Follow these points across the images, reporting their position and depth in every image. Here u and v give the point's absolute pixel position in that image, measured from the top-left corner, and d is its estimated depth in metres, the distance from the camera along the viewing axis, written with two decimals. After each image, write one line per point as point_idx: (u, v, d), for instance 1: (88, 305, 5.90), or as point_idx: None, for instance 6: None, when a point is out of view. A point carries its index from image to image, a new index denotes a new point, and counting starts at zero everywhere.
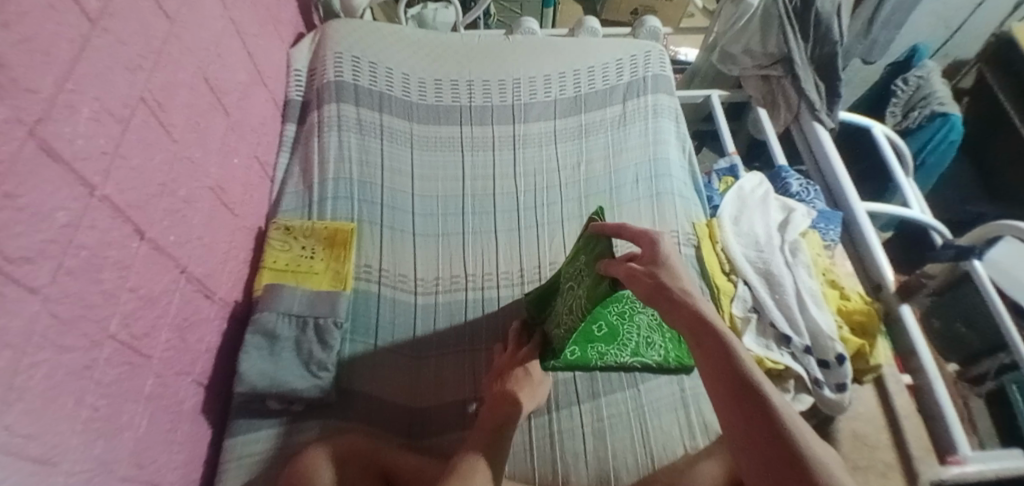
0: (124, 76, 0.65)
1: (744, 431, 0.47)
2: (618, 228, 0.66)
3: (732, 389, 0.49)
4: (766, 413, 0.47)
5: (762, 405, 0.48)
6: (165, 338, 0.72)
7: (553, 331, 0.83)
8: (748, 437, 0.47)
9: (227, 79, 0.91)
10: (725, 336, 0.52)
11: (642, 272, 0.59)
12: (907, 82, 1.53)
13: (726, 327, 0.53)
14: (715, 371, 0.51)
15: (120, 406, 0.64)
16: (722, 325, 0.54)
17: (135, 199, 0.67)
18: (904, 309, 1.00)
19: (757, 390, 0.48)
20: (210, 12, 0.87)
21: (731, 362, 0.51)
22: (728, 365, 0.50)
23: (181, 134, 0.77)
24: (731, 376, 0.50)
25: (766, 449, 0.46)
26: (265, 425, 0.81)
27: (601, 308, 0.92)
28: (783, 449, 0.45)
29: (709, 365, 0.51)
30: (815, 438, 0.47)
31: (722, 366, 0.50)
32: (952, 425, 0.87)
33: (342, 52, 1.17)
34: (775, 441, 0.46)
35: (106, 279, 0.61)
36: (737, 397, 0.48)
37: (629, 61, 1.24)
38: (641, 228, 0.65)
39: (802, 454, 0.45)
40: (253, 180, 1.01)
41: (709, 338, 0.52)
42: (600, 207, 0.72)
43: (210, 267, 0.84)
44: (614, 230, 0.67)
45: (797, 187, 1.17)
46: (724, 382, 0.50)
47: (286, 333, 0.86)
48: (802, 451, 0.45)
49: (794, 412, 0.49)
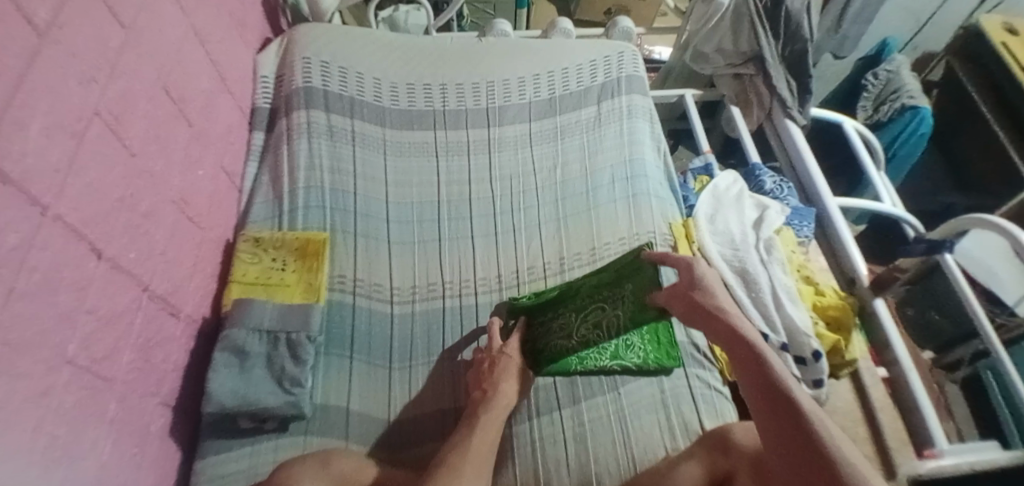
0: (77, 88, 0.62)
1: (783, 436, 0.56)
2: (657, 258, 0.77)
3: (765, 390, 0.60)
4: (791, 407, 0.57)
5: (793, 405, 0.57)
6: (128, 359, 0.69)
7: (557, 339, 0.91)
8: (787, 441, 0.55)
9: (189, 88, 0.89)
10: (756, 346, 0.65)
11: (689, 295, 0.74)
12: (877, 76, 1.55)
13: (755, 339, 0.67)
14: (754, 387, 0.62)
15: (80, 431, 0.61)
16: (753, 338, 0.67)
17: (90, 217, 0.64)
18: (877, 303, 1.01)
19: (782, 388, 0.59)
20: (170, 19, 0.84)
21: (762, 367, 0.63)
22: (758, 367, 0.63)
23: (141, 147, 0.74)
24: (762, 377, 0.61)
25: (800, 450, 0.54)
26: (236, 445, 0.79)
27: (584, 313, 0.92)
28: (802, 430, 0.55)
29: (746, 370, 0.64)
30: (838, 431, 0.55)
31: (760, 380, 0.61)
32: (929, 419, 0.88)
33: (311, 57, 1.15)
34: (795, 428, 0.55)
35: (61, 302, 0.59)
36: (775, 407, 0.58)
37: (604, 62, 1.24)
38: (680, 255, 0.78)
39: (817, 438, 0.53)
40: (221, 192, 0.98)
41: (742, 348, 0.66)
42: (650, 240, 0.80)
43: (176, 283, 0.81)
44: (657, 258, 0.77)
45: (770, 184, 1.18)
46: (756, 380, 0.62)
47: (258, 349, 0.84)
48: (828, 444, 0.53)
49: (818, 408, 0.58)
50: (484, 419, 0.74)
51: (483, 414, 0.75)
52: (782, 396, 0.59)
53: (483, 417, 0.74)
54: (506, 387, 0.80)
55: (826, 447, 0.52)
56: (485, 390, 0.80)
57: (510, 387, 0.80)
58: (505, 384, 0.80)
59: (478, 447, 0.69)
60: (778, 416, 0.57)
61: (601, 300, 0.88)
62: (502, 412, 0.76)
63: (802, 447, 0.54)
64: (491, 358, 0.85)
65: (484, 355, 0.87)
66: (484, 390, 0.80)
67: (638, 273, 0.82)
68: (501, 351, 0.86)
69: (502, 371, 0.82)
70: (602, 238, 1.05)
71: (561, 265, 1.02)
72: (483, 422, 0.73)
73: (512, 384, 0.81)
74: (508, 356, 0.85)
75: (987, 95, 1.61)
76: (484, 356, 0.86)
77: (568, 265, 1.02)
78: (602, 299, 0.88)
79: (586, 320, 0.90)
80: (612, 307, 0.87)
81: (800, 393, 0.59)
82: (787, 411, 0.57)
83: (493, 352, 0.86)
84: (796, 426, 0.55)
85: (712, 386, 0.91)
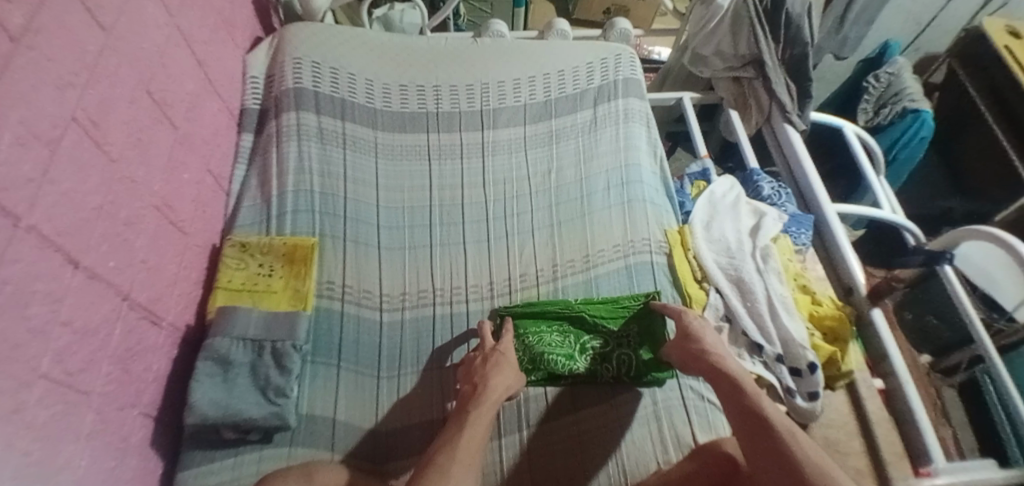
0: (52, 94, 0.61)
1: (757, 451, 0.63)
2: (659, 308, 0.90)
3: (744, 419, 0.67)
4: (766, 430, 0.64)
5: (767, 427, 0.64)
6: (106, 371, 0.68)
7: (546, 355, 0.90)
8: (762, 454, 0.62)
9: (173, 91, 0.87)
10: (737, 381, 0.72)
11: (681, 341, 0.84)
12: (878, 78, 1.52)
13: (738, 374, 0.74)
14: (733, 409, 0.69)
15: (56, 447, 0.60)
16: (736, 374, 0.74)
17: (66, 227, 0.62)
18: (876, 313, 0.99)
19: (757, 413, 0.66)
20: (153, 20, 0.82)
21: (740, 399, 0.70)
22: (737, 399, 0.70)
23: (120, 153, 0.72)
24: (740, 408, 0.68)
25: (772, 459, 0.61)
26: (218, 456, 0.78)
27: (580, 335, 0.94)
28: (776, 447, 0.61)
29: (727, 402, 0.71)
30: (810, 444, 0.61)
31: (736, 404, 0.69)
32: (925, 430, 0.86)
33: (301, 58, 1.12)
34: (771, 446, 0.62)
35: (34, 315, 0.57)
36: (749, 425, 0.66)
37: (600, 64, 1.21)
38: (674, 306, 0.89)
39: (788, 453, 0.60)
40: (206, 195, 0.96)
41: (725, 384, 0.73)
42: (656, 291, 0.96)
43: (158, 291, 0.79)
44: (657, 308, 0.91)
45: (768, 190, 1.17)
46: (735, 409, 0.69)
47: (242, 358, 0.83)
48: (799, 457, 0.59)
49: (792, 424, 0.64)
50: (474, 410, 0.73)
51: (472, 407, 0.74)
52: (755, 417, 0.66)
53: (474, 408, 0.74)
54: (496, 381, 0.78)
55: (798, 460, 0.59)
56: (476, 385, 0.79)
57: (501, 381, 0.79)
58: (498, 378, 0.79)
59: (467, 446, 0.67)
60: (753, 433, 0.65)
61: (602, 334, 0.93)
62: (493, 405, 0.75)
63: (774, 459, 0.60)
64: (485, 355, 0.85)
65: (480, 352, 0.86)
66: (475, 384, 0.79)
67: (646, 319, 0.94)
68: (495, 348, 0.85)
69: (496, 365, 0.82)
70: (596, 245, 1.03)
71: (553, 273, 1.01)
72: (473, 417, 0.72)
73: (507, 378, 0.80)
74: (502, 351, 0.84)
75: (992, 109, 1.58)
76: (480, 352, 0.86)
77: (561, 273, 1.01)
78: (602, 334, 0.93)
79: (587, 350, 0.92)
80: (617, 344, 0.93)
81: (773, 413, 0.66)
82: (760, 427, 0.64)
83: (488, 350, 0.86)
84: (770, 438, 0.63)
85: (706, 397, 0.90)
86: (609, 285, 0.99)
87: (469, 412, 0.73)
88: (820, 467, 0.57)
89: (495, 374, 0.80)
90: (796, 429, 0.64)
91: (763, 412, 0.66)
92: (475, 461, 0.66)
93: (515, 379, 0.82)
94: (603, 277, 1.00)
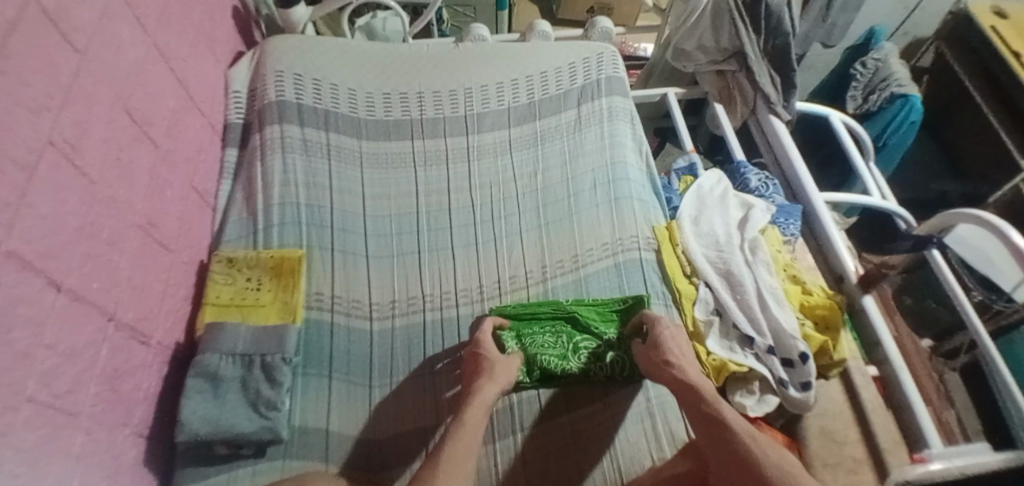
0: (27, 118, 0.61)
1: (722, 459, 0.68)
2: (639, 318, 0.90)
3: (711, 430, 0.71)
4: (732, 439, 0.68)
5: (733, 438, 0.68)
6: (94, 392, 0.68)
7: (541, 355, 0.90)
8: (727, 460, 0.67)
9: (152, 109, 0.87)
10: (701, 393, 0.75)
11: (645, 348, 0.86)
12: (865, 64, 1.52)
13: (701, 385, 0.77)
14: (698, 422, 0.73)
15: (46, 468, 0.60)
16: (700, 385, 0.77)
17: (46, 250, 0.62)
18: (867, 300, 0.98)
19: (723, 424, 0.70)
20: (127, 38, 0.82)
21: (705, 410, 0.73)
22: (702, 411, 0.73)
23: (100, 174, 0.73)
24: (708, 418, 0.72)
25: (738, 466, 0.65)
26: (214, 472, 0.78)
27: (570, 335, 0.93)
28: (743, 456, 0.65)
29: (694, 414, 0.74)
30: (771, 449, 0.66)
31: (703, 416, 0.72)
32: (923, 419, 0.84)
33: (283, 70, 1.13)
34: (738, 455, 0.66)
35: (17, 340, 0.57)
36: (717, 437, 0.69)
37: (582, 64, 1.22)
38: (648, 316, 0.89)
39: (753, 461, 0.64)
40: (192, 210, 0.97)
41: (690, 395, 0.76)
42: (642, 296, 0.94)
43: (144, 308, 0.80)
44: (637, 318, 0.91)
45: (755, 182, 1.17)
46: (702, 422, 0.72)
47: (232, 373, 0.83)
48: (762, 463, 0.63)
49: (756, 432, 0.68)
50: (458, 423, 0.72)
51: (462, 412, 0.74)
52: (722, 428, 0.70)
53: (464, 416, 0.73)
54: (483, 386, 0.78)
55: (762, 467, 0.63)
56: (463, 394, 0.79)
57: (486, 386, 0.78)
58: (483, 387, 0.78)
59: (449, 465, 0.65)
60: (717, 442, 0.69)
61: (595, 335, 0.93)
62: (483, 408, 0.75)
63: (743, 469, 0.64)
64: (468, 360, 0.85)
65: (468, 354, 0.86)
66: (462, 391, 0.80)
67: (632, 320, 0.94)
68: (475, 352, 0.85)
69: (486, 376, 0.80)
70: (584, 243, 1.04)
71: (543, 274, 1.01)
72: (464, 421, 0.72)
73: (495, 387, 0.79)
74: (489, 358, 0.83)
75: (995, 106, 1.56)
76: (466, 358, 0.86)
77: (550, 274, 1.01)
78: (594, 335, 0.93)
79: (580, 352, 0.91)
80: (610, 346, 0.91)
81: (737, 422, 0.70)
82: (722, 435, 0.69)
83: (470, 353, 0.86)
84: (732, 447, 0.67)
85: None
86: (598, 284, 0.99)
87: (455, 424, 0.72)
88: (778, 467, 0.62)
89: (481, 382, 0.79)
90: (755, 431, 0.69)
91: (726, 421, 0.70)
92: (469, 464, 0.66)
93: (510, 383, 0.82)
94: (593, 277, 1.00)
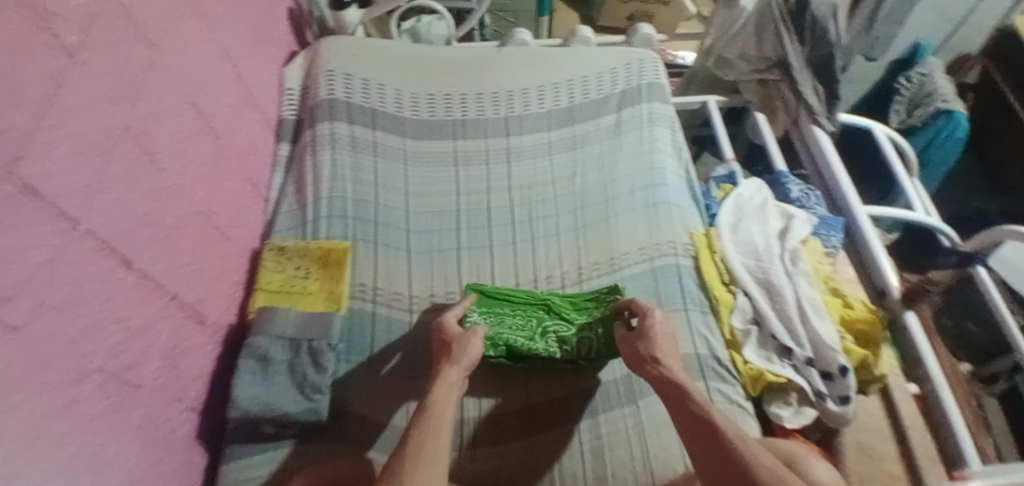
0: (106, 107, 0.65)
1: (707, 456, 0.67)
2: (623, 305, 0.89)
3: (694, 426, 0.70)
4: (720, 438, 0.68)
5: (721, 436, 0.68)
6: (155, 367, 0.72)
7: (506, 334, 0.91)
8: (714, 459, 0.67)
9: (214, 103, 0.92)
10: (685, 387, 0.75)
11: (632, 337, 0.83)
12: (910, 79, 1.48)
13: (684, 380, 0.76)
14: (681, 418, 0.72)
15: (110, 435, 0.64)
16: (682, 379, 0.76)
17: (119, 231, 0.66)
18: (909, 316, 0.96)
19: (710, 421, 0.69)
20: (192, 36, 0.87)
21: (689, 407, 0.72)
22: (686, 407, 0.72)
23: (167, 163, 0.77)
24: (694, 414, 0.71)
25: (726, 465, 0.65)
26: (263, 449, 0.81)
27: (537, 317, 0.95)
28: (730, 455, 0.66)
29: (676, 407, 0.73)
30: (761, 451, 0.67)
31: (687, 411, 0.72)
32: (963, 439, 0.82)
33: (334, 70, 1.17)
34: (725, 455, 0.66)
35: (90, 313, 0.61)
36: (702, 436, 0.69)
37: (623, 70, 1.23)
38: (638, 304, 0.87)
39: (744, 462, 0.65)
40: (247, 201, 1.02)
41: (671, 389, 0.75)
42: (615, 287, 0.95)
43: (203, 291, 0.84)
44: (624, 305, 0.89)
45: (796, 193, 1.15)
46: (684, 418, 0.72)
47: (280, 355, 0.86)
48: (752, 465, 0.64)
49: (742, 432, 0.69)
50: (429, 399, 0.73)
51: (427, 396, 0.74)
52: (708, 427, 0.69)
53: (432, 400, 0.73)
54: (442, 377, 0.77)
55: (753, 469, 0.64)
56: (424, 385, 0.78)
57: (449, 372, 0.78)
58: (444, 371, 0.78)
59: (416, 450, 0.65)
60: (701, 438, 0.69)
61: (567, 321, 0.94)
62: (447, 393, 0.75)
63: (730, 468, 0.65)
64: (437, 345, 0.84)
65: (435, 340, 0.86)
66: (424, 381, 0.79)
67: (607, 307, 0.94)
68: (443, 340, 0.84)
69: (448, 360, 0.80)
70: (621, 247, 1.05)
71: (579, 275, 1.03)
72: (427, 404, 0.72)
73: (458, 370, 0.78)
74: (451, 342, 0.82)
75: None
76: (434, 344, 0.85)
77: (586, 275, 1.03)
78: (562, 319, 0.94)
79: (549, 334, 0.92)
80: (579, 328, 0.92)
81: (724, 421, 0.70)
82: (709, 433, 0.69)
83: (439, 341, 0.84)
84: (721, 447, 0.67)
85: (736, 401, 0.89)
86: (633, 287, 1.00)
87: (429, 408, 0.71)
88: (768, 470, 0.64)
89: (443, 368, 0.78)
90: (742, 431, 0.69)
91: (712, 418, 0.70)
92: (437, 447, 0.66)
93: (476, 361, 0.81)
94: (628, 280, 1.01)
